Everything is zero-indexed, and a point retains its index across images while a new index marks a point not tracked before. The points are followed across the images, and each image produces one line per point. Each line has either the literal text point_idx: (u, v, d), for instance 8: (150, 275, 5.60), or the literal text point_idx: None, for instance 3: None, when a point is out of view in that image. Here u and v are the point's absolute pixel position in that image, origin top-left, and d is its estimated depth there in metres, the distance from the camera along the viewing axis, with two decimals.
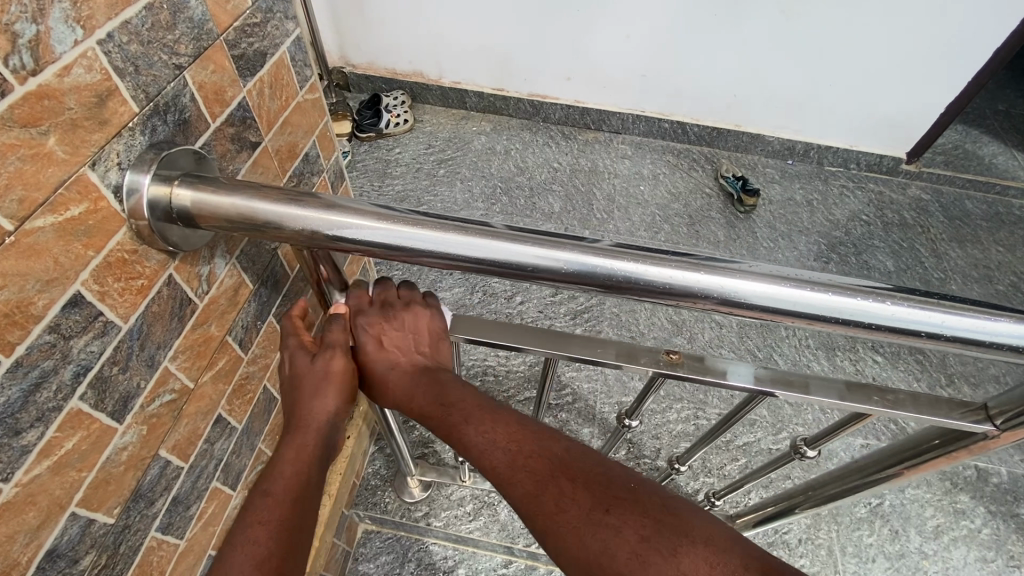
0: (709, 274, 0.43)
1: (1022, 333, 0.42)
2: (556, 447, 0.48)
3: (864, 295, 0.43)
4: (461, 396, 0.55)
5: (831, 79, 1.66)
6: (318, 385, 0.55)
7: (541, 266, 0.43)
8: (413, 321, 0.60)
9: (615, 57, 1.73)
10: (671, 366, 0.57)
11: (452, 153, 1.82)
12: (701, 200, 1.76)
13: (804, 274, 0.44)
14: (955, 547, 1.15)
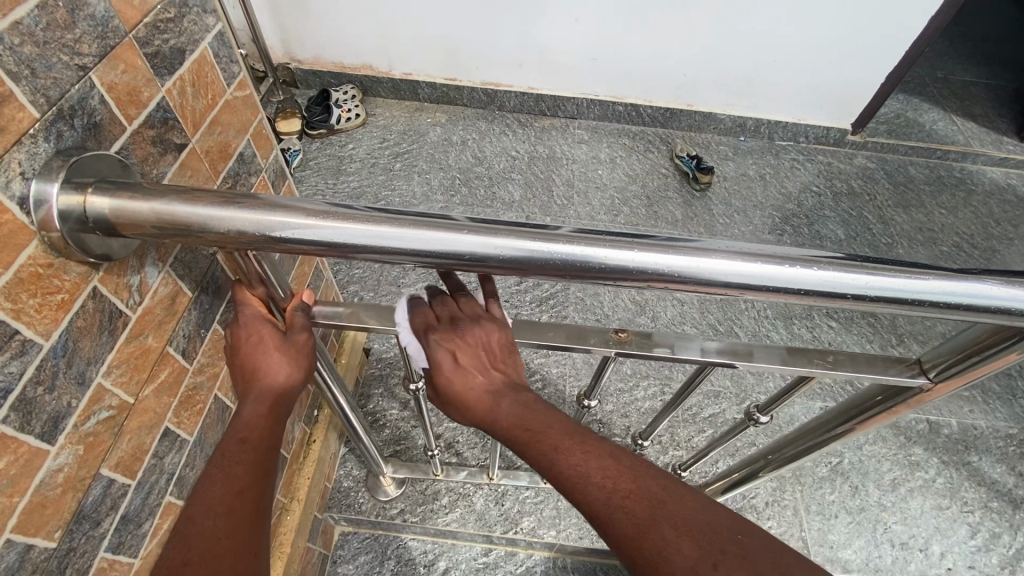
0: (645, 252, 0.44)
1: (947, 289, 0.44)
2: (654, 485, 0.48)
3: (794, 262, 0.44)
4: (554, 431, 0.54)
5: (775, 54, 1.70)
6: (279, 355, 0.56)
7: (479, 254, 0.43)
8: (488, 339, 0.58)
9: (565, 42, 1.73)
10: (620, 345, 0.58)
11: (407, 146, 1.79)
12: (658, 180, 1.78)
13: (736, 246, 0.45)
14: (911, 496, 1.21)
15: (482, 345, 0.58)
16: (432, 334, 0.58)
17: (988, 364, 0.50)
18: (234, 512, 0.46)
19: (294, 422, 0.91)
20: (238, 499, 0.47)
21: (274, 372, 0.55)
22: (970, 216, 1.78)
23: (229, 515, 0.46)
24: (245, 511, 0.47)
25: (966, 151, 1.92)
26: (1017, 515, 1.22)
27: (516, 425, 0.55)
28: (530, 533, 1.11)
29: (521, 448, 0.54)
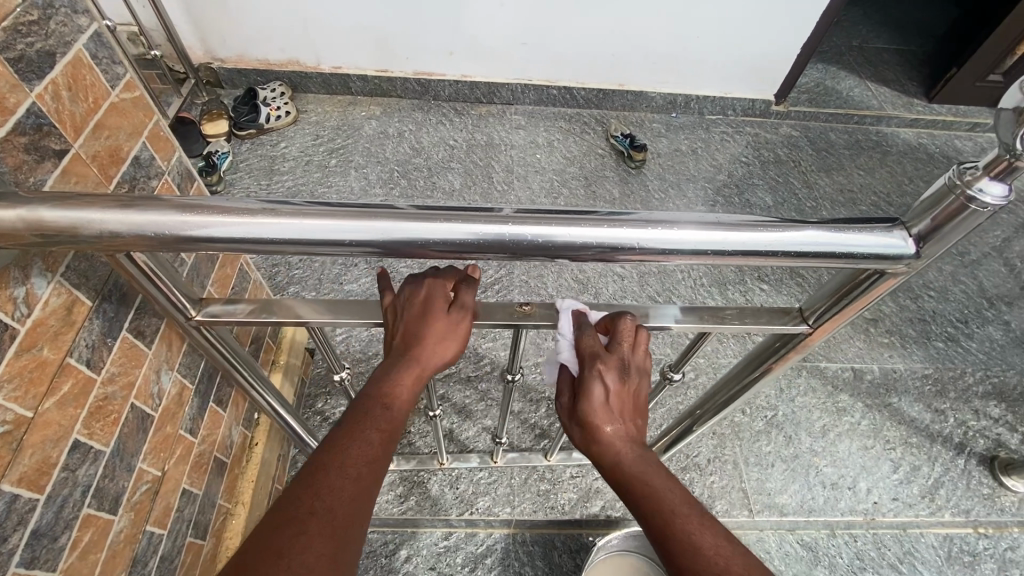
0: (587, 228, 0.45)
1: (872, 239, 0.45)
2: (757, 572, 0.48)
3: (663, 224, 0.46)
4: (659, 481, 0.56)
5: (697, 31, 1.75)
6: (449, 336, 0.61)
7: (416, 240, 0.45)
8: (638, 388, 0.61)
9: (492, 29, 1.74)
10: (523, 318, 0.63)
11: (342, 142, 1.78)
12: (596, 160, 1.82)
13: (609, 212, 0.47)
14: (840, 440, 1.30)
15: (631, 393, 0.60)
16: (597, 363, 0.59)
17: (854, 305, 0.55)
18: (366, 470, 0.53)
19: (231, 426, 0.90)
20: (369, 460, 0.54)
21: (432, 349, 0.61)
22: (887, 175, 1.89)
23: (355, 482, 0.52)
24: (375, 471, 0.54)
25: (880, 115, 2.03)
26: (933, 448, 1.33)
27: (637, 476, 0.57)
28: (486, 512, 1.14)
29: (634, 497, 0.56)
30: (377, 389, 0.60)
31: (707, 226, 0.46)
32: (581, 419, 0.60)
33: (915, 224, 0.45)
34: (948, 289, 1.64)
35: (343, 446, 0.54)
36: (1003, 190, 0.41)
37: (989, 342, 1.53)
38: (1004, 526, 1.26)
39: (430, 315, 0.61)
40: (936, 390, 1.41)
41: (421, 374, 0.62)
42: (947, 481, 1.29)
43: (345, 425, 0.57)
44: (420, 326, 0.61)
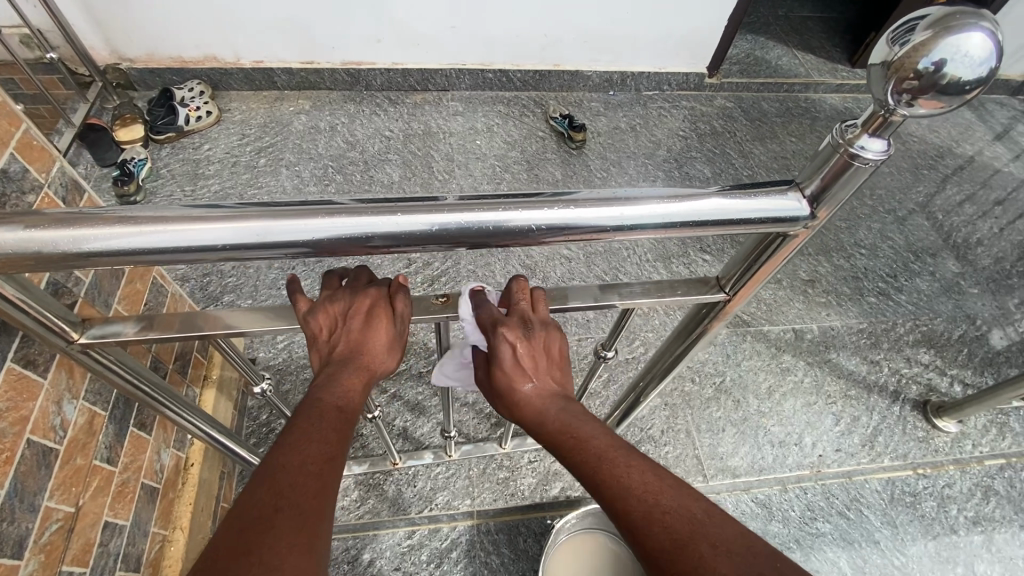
0: (518, 211, 0.45)
1: (788, 203, 0.46)
2: (680, 496, 0.49)
3: (558, 204, 0.45)
4: (583, 431, 0.57)
5: (626, 7, 1.75)
6: (394, 348, 0.59)
7: (334, 236, 0.44)
8: (551, 344, 0.61)
9: (419, 13, 1.69)
10: (445, 308, 0.60)
11: (271, 140, 1.71)
12: (536, 143, 1.80)
13: (504, 196, 0.46)
14: (785, 399, 1.35)
15: (544, 352, 0.60)
16: (502, 328, 0.57)
17: (764, 270, 0.56)
18: (325, 467, 0.49)
19: (158, 449, 0.85)
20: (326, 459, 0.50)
21: (378, 361, 0.59)
22: (816, 140, 1.96)
23: (318, 478, 0.48)
24: (335, 468, 0.50)
25: (808, 82, 2.09)
26: (871, 397, 1.40)
27: (562, 431, 0.58)
28: (446, 507, 1.13)
29: (562, 452, 0.57)
30: (323, 392, 0.56)
31: (629, 200, 0.46)
32: (500, 384, 0.61)
33: (808, 184, 0.46)
34: (877, 246, 1.72)
35: (297, 449, 0.50)
36: (883, 144, 0.42)
37: (916, 293, 1.61)
38: (939, 465, 1.35)
39: (376, 326, 0.58)
40: (871, 343, 1.49)
41: (370, 380, 0.59)
42: (885, 428, 1.36)
43: (294, 429, 0.52)
44: (367, 338, 0.58)
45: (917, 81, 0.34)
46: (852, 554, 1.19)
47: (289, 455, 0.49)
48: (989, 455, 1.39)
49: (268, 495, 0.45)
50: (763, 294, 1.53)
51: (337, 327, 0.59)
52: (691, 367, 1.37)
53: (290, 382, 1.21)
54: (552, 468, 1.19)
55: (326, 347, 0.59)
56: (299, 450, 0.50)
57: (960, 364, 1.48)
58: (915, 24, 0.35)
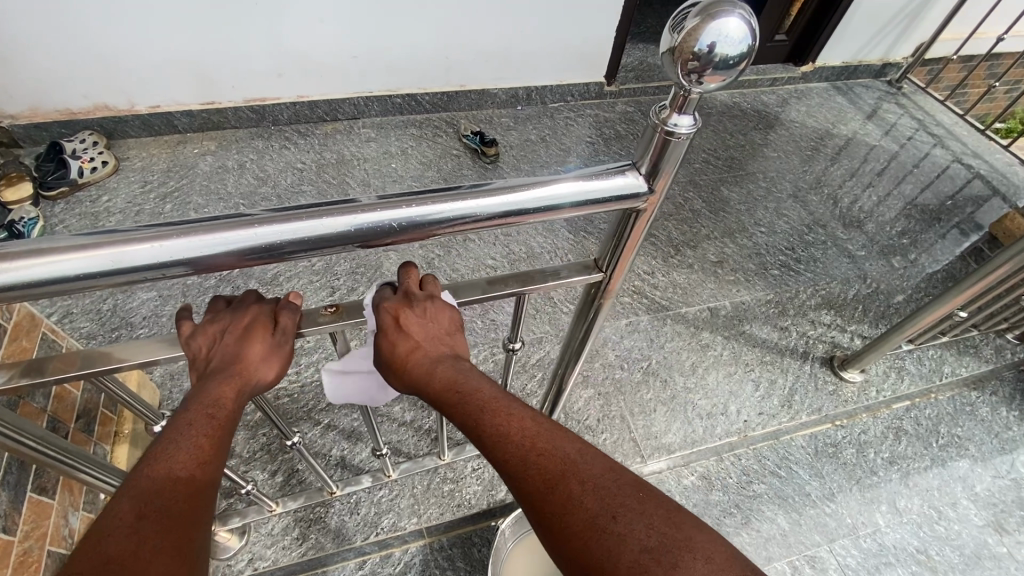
0: (414, 207, 0.52)
1: (622, 183, 0.55)
2: (557, 441, 0.55)
3: (407, 203, 0.52)
4: (471, 387, 0.62)
5: (519, 26, 1.86)
6: (271, 356, 0.62)
7: (215, 253, 0.48)
8: (445, 320, 0.67)
9: (316, 45, 1.72)
10: (334, 319, 0.62)
11: (176, 184, 1.66)
12: (452, 161, 1.85)
13: (361, 200, 0.52)
14: (707, 374, 1.45)
15: (435, 325, 0.66)
16: (390, 302, 0.64)
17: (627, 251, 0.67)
18: (197, 471, 0.52)
19: (65, 514, 0.80)
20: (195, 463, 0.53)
21: (254, 370, 0.61)
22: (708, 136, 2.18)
23: (190, 481, 0.51)
24: (207, 472, 0.53)
25: None
26: (784, 360, 1.51)
27: (450, 391, 0.62)
28: (393, 529, 1.11)
29: (450, 408, 0.62)
30: (198, 400, 0.58)
31: (486, 194, 0.54)
32: (387, 353, 0.65)
33: (642, 163, 0.55)
34: (774, 224, 1.88)
35: (168, 456, 0.52)
36: (691, 119, 0.51)
37: (813, 261, 1.76)
38: (852, 414, 1.47)
39: (253, 336, 0.62)
40: (779, 312, 1.62)
41: (242, 389, 0.61)
42: (800, 387, 1.47)
43: (165, 439, 0.54)
44: (243, 348, 0.62)
45: (698, 61, 0.40)
46: (787, 510, 1.28)
47: (162, 463, 0.51)
48: (892, 398, 1.53)
49: (125, 499, 0.47)
50: (678, 279, 1.64)
51: (214, 345, 0.62)
52: (619, 356, 1.44)
53: None
54: (496, 473, 1.20)
55: (204, 365, 0.62)
56: (167, 459, 0.52)
57: (857, 320, 1.64)
58: (687, 12, 0.40)
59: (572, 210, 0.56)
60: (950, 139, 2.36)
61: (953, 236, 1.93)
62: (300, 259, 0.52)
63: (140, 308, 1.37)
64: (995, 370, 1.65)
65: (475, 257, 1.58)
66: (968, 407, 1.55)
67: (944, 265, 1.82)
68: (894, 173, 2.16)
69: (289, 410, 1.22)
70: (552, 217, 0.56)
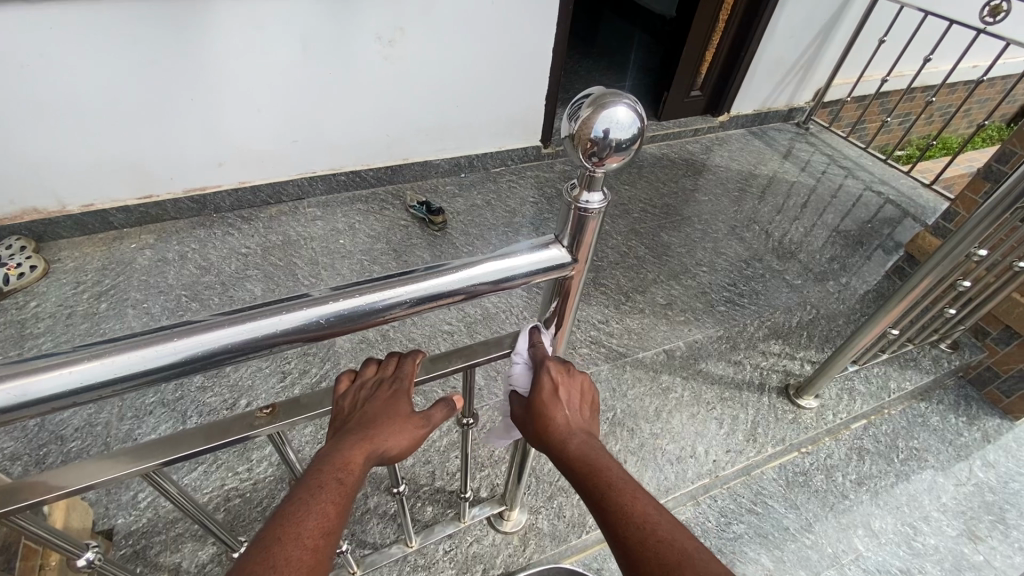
0: (347, 299, 0.53)
1: (542, 257, 0.60)
2: (677, 531, 0.55)
3: (334, 298, 0.52)
4: (600, 457, 0.62)
5: (455, 100, 1.96)
6: (407, 425, 0.61)
7: (135, 371, 0.46)
8: (587, 397, 0.70)
9: (255, 132, 1.75)
10: (268, 421, 0.60)
11: (112, 282, 1.60)
12: (400, 231, 1.87)
13: (286, 300, 0.52)
14: (672, 417, 1.46)
15: (576, 390, 0.70)
16: (548, 364, 0.68)
17: (568, 317, 0.75)
18: (322, 538, 0.50)
19: None
20: (326, 529, 0.50)
21: (388, 439, 0.59)
22: (642, 187, 2.31)
23: (314, 550, 0.48)
24: (331, 539, 0.50)
25: None
26: (743, 394, 1.55)
27: (580, 458, 0.62)
28: None
29: (574, 474, 0.62)
30: (329, 459, 0.56)
31: (416, 279, 0.55)
32: (535, 409, 0.67)
33: (562, 237, 0.61)
34: (714, 262, 1.97)
35: (299, 517, 0.50)
36: (600, 194, 0.57)
37: (755, 295, 1.84)
38: (815, 440, 1.51)
39: (400, 397, 0.62)
40: (730, 346, 1.67)
41: (372, 455, 0.58)
42: (762, 419, 1.49)
43: (296, 496, 0.52)
44: (390, 408, 0.61)
45: (597, 147, 0.44)
46: (769, 548, 1.27)
47: (291, 526, 0.49)
48: (851, 419, 1.57)
49: (261, 560, 0.46)
50: (632, 325, 1.67)
51: (360, 403, 0.62)
52: None
53: (161, 542, 1.08)
54: (471, 553, 1.14)
55: (341, 421, 0.61)
56: (295, 523, 0.49)
57: (804, 347, 1.71)
58: (583, 103, 0.44)
59: (502, 285, 0.58)
60: (858, 169, 2.59)
61: (876, 258, 2.07)
62: (223, 368, 0.50)
63: (72, 419, 1.27)
64: (937, 380, 1.74)
65: (430, 324, 1.57)
66: (921, 417, 1.65)
67: (874, 285, 1.94)
68: (815, 205, 2.33)
69: (242, 510, 1.14)
70: (483, 294, 0.58)
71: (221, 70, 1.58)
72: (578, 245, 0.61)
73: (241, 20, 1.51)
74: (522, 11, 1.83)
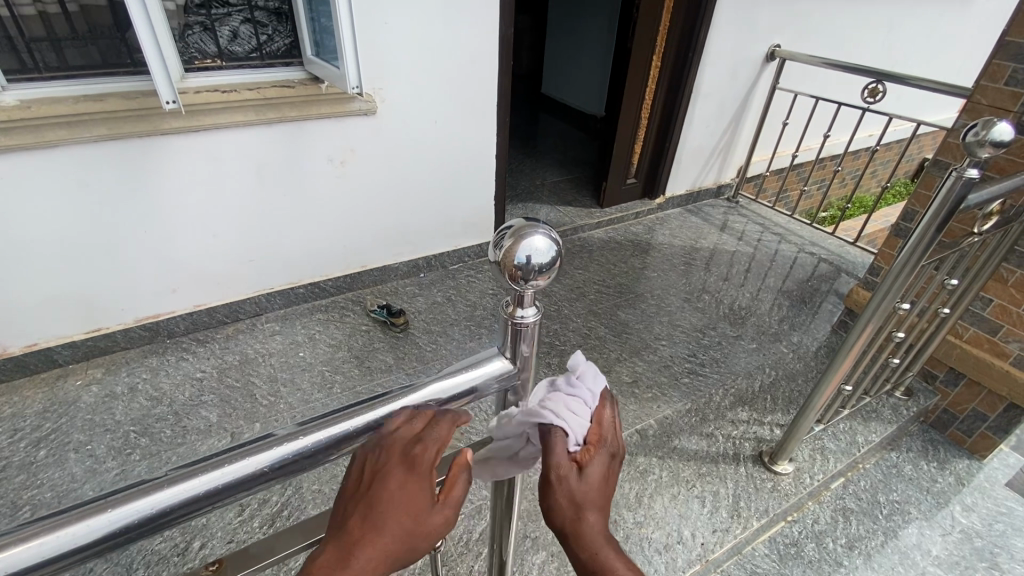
0: (292, 442, 0.52)
1: (488, 371, 0.62)
2: None
3: (280, 442, 0.51)
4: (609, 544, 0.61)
5: (408, 208, 2.06)
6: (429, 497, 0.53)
7: (64, 550, 0.43)
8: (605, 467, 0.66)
9: (211, 256, 1.78)
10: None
11: (54, 425, 1.51)
12: (362, 337, 1.87)
13: (230, 449, 0.51)
14: (654, 501, 1.43)
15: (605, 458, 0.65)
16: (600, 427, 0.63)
17: None
18: None
19: None
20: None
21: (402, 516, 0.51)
22: (595, 269, 2.42)
23: None
24: None
25: (574, 227, 2.65)
26: (720, 468, 1.54)
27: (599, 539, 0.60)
28: None
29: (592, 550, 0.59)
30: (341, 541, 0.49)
31: (363, 409, 0.55)
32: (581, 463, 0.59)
33: (505, 349, 0.63)
34: (672, 334, 2.04)
35: None
36: (534, 309, 0.61)
37: (715, 364, 1.89)
38: (799, 506, 1.49)
39: (423, 457, 0.53)
40: (700, 419, 1.68)
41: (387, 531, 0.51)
42: (742, 492, 1.47)
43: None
44: (409, 472, 0.52)
45: (522, 271, 0.48)
46: None
47: None
48: (829, 479, 1.57)
49: None
50: None
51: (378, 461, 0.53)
52: None
53: None
54: None
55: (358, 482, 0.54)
56: None
57: (771, 411, 1.73)
58: (506, 233, 0.49)
59: (449, 403, 0.59)
60: (790, 234, 2.80)
61: (821, 315, 2.19)
62: (162, 532, 0.48)
63: None
64: (902, 429, 1.78)
65: None
66: (894, 468, 1.67)
67: (823, 341, 2.04)
68: (756, 271, 2.48)
69: None
70: None
71: (175, 201, 1.63)
72: (520, 355, 0.63)
73: (195, 155, 1.59)
74: (462, 125, 2.00)
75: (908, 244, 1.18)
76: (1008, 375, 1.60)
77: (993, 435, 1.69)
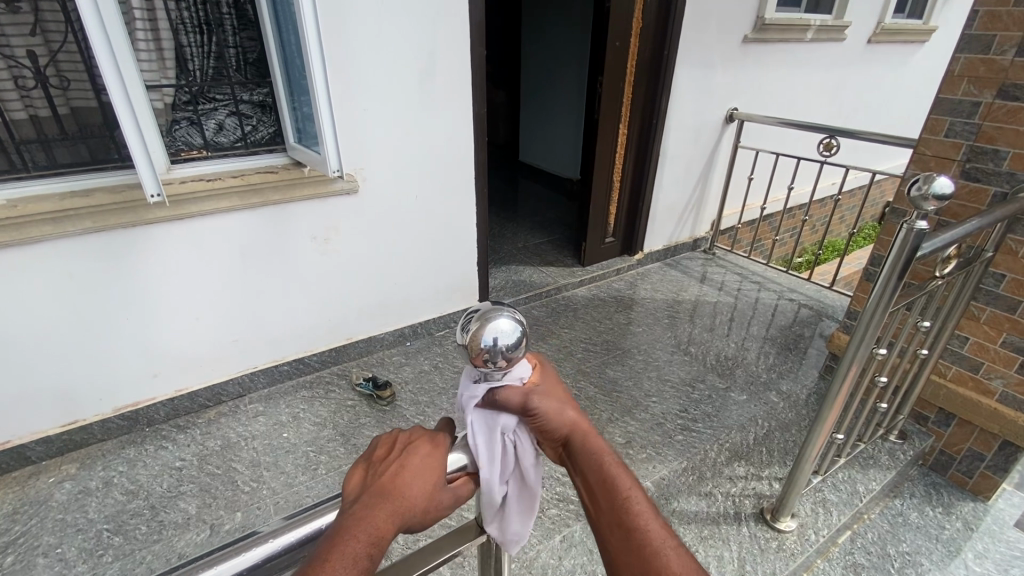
0: (259, 545, 0.48)
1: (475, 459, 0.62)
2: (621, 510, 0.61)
3: (245, 546, 0.48)
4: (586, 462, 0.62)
5: (393, 278, 2.09)
6: (437, 489, 0.55)
7: None
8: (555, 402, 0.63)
9: (195, 340, 1.77)
10: None
11: (21, 528, 1.42)
12: (348, 412, 1.84)
13: (189, 563, 0.46)
14: None
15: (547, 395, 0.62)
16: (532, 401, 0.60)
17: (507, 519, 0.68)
18: None
19: None
20: None
21: (415, 499, 0.53)
22: (580, 328, 2.44)
23: None
24: None
25: (557, 286, 2.69)
26: (722, 529, 1.48)
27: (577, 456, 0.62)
28: None
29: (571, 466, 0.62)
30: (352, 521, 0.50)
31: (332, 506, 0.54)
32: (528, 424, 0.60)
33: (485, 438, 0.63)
34: (662, 390, 2.03)
35: None
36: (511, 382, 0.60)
37: (708, 418, 1.87)
38: (806, 565, 1.43)
39: (438, 448, 0.57)
40: (697, 478, 1.64)
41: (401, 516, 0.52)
42: (747, 554, 1.42)
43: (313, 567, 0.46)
44: (421, 463, 0.56)
45: (489, 353, 0.50)
46: None
47: None
48: (835, 534, 1.52)
49: None
50: None
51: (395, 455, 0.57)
52: None
53: None
54: None
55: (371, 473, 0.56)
56: None
57: (767, 464, 1.69)
58: (471, 317, 0.51)
59: None
60: (768, 282, 2.87)
61: (807, 361, 2.21)
62: None
63: None
64: (902, 474, 1.75)
65: None
66: (900, 517, 1.63)
67: (812, 387, 2.04)
68: (740, 320, 2.52)
69: None
70: None
71: (158, 287, 1.64)
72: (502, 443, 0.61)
73: (179, 241, 1.62)
74: (441, 197, 2.08)
75: (873, 291, 1.22)
76: (996, 413, 1.61)
77: (993, 474, 1.67)
